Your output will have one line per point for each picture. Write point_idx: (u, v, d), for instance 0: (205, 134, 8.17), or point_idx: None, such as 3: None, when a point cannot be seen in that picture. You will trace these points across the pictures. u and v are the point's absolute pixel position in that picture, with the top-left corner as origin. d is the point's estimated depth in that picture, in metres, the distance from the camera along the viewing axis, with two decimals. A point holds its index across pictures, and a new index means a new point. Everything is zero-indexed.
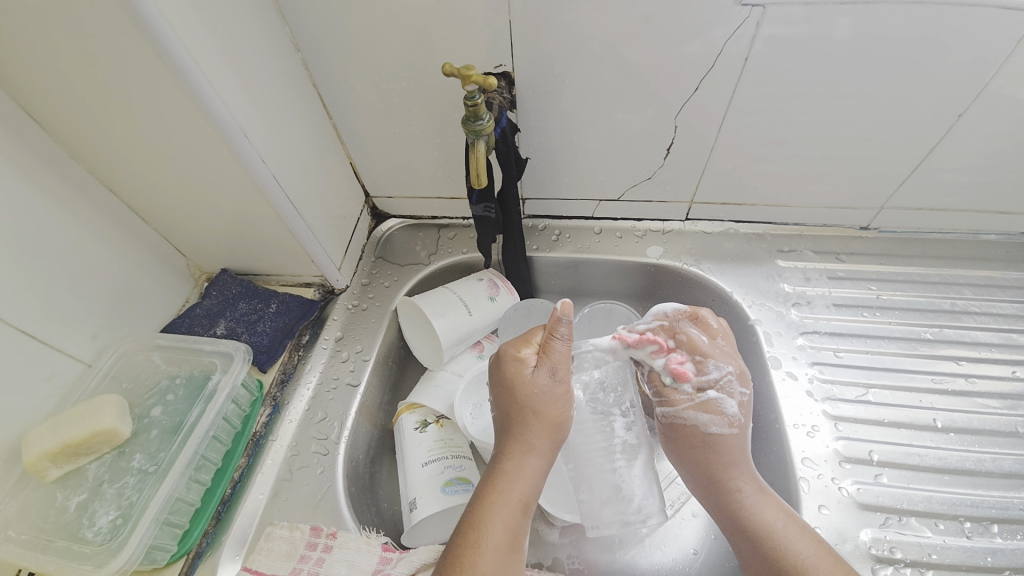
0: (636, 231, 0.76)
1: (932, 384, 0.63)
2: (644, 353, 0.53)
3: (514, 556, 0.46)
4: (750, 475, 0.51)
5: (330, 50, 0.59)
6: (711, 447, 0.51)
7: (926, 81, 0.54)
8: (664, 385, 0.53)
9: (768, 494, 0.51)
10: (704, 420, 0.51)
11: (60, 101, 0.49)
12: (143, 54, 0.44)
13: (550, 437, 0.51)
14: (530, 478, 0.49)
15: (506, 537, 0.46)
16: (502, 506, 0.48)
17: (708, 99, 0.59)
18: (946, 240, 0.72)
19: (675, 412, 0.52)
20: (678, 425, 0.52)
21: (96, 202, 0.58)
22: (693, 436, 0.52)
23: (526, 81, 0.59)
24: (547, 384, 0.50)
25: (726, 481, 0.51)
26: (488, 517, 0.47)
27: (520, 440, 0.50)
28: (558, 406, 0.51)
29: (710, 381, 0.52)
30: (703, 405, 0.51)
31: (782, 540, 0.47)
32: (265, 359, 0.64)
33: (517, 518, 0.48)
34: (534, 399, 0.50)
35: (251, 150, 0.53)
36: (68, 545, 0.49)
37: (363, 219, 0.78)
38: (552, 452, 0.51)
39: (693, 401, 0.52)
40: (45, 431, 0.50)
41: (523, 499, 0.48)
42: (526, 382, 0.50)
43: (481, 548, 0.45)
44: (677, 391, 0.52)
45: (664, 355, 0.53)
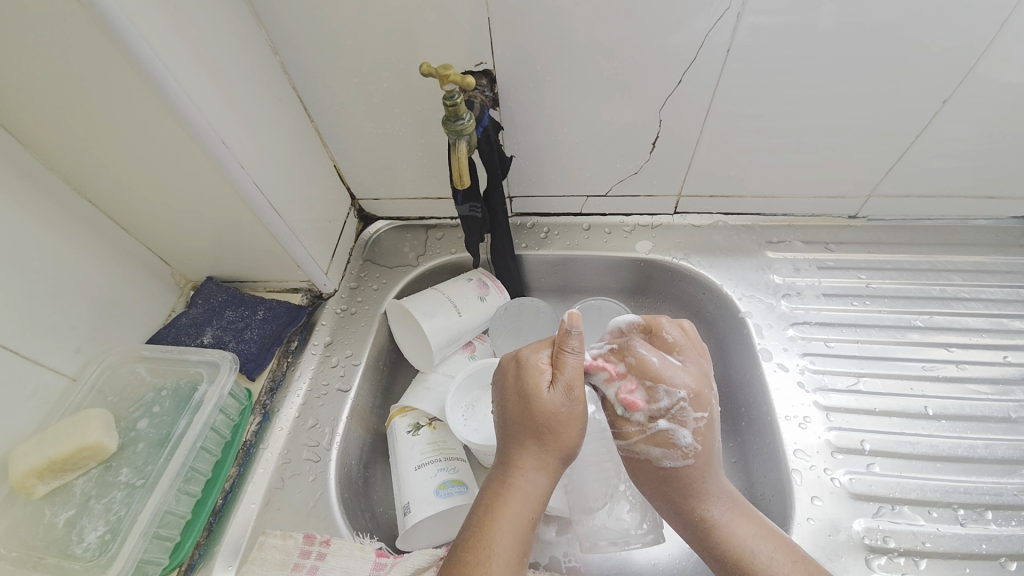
0: (625, 226, 0.76)
1: (923, 372, 0.63)
2: (595, 381, 0.52)
3: (520, 570, 0.46)
4: (725, 494, 0.50)
5: (309, 53, 0.58)
6: (671, 479, 0.49)
7: (911, 67, 0.54)
8: (615, 416, 0.51)
9: (745, 510, 0.50)
10: (658, 453, 0.49)
11: (33, 112, 0.48)
12: (114, 62, 0.43)
13: (562, 456, 0.50)
14: (538, 494, 0.49)
15: (514, 554, 0.46)
16: (512, 522, 0.47)
17: (692, 91, 0.58)
18: (934, 226, 0.72)
19: (628, 445, 0.51)
20: (634, 457, 0.51)
21: (75, 213, 0.57)
22: (651, 469, 0.50)
23: (507, 79, 0.59)
24: (564, 403, 0.49)
25: (697, 505, 0.49)
26: (497, 531, 0.46)
27: (531, 454, 0.49)
28: (577, 425, 0.49)
29: (661, 409, 0.49)
30: (654, 439, 0.49)
31: (753, 565, 0.46)
32: (253, 367, 0.63)
33: (524, 533, 0.47)
34: (551, 416, 0.49)
35: (230, 157, 0.52)
36: (58, 562, 0.48)
37: (349, 222, 0.77)
38: (563, 468, 0.50)
39: (644, 433, 0.49)
40: (30, 448, 0.50)
41: (532, 514, 0.48)
42: (541, 399, 0.49)
43: (492, 563, 0.44)
44: (629, 422, 0.50)
45: (615, 383, 0.51)
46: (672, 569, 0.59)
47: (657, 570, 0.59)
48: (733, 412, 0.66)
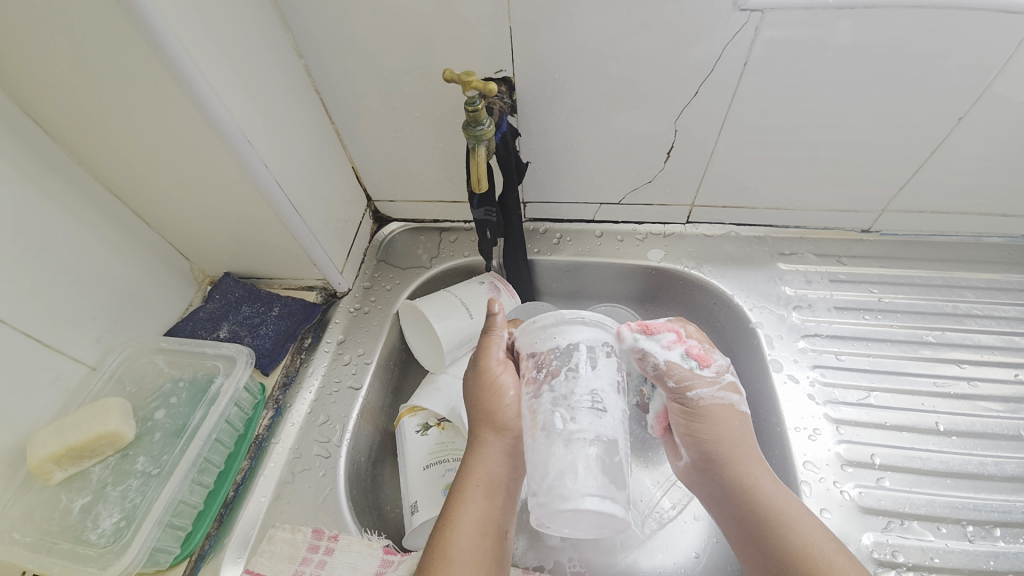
0: (638, 234, 0.76)
1: (934, 387, 0.63)
2: (664, 340, 0.55)
3: (486, 542, 0.48)
4: (761, 464, 0.53)
5: (333, 56, 0.59)
6: (736, 427, 0.54)
7: (927, 83, 0.54)
8: (687, 372, 0.54)
9: (784, 488, 0.51)
10: (730, 400, 0.54)
11: (66, 108, 0.50)
12: (148, 61, 0.45)
13: (495, 424, 0.53)
14: (485, 466, 0.52)
15: (474, 525, 0.48)
16: (470, 497, 0.50)
17: (708, 102, 0.59)
18: (947, 243, 0.72)
19: (707, 398, 0.54)
20: (709, 412, 0.54)
21: (99, 206, 0.59)
22: (723, 419, 0.54)
23: (525, 87, 0.60)
24: (479, 377, 0.56)
25: (735, 469, 0.52)
26: (458, 506, 0.49)
27: (474, 434, 0.54)
28: (498, 392, 0.54)
29: (723, 364, 0.56)
30: (727, 387, 0.54)
31: (790, 523, 0.48)
32: (267, 362, 0.64)
33: (484, 506, 0.50)
34: (473, 393, 0.55)
35: (254, 155, 0.54)
36: (72, 547, 0.49)
37: (364, 223, 0.78)
38: (510, 441, 0.53)
39: (718, 383, 0.54)
40: (50, 434, 0.51)
41: (483, 485, 0.51)
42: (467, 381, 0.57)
43: (450, 534, 0.47)
44: (702, 376, 0.54)
45: (684, 343, 0.55)
46: None
47: None
48: None
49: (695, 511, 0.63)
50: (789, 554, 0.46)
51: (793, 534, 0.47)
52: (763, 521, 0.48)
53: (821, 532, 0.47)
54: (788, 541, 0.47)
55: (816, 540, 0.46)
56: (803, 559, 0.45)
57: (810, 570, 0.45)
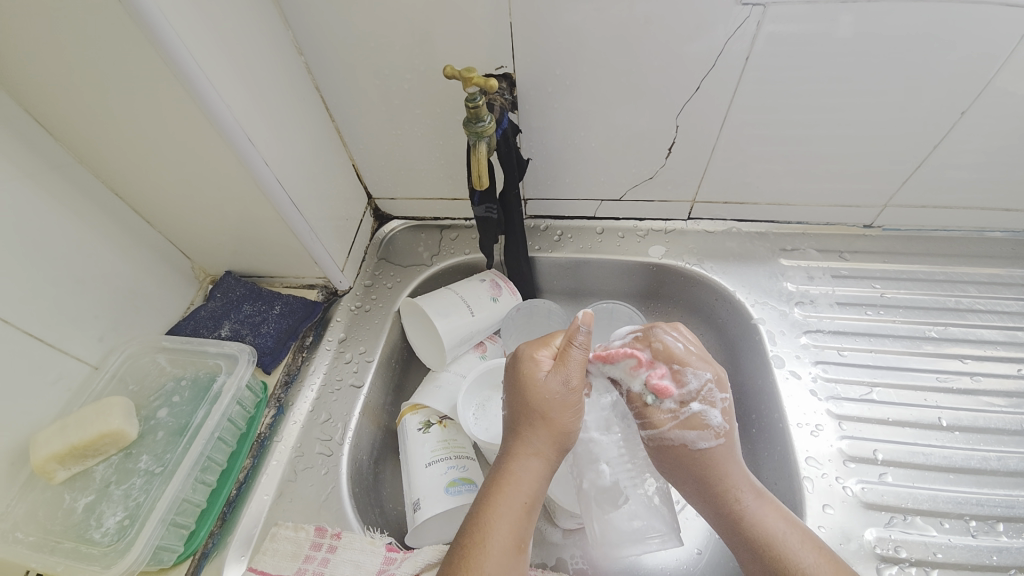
0: (638, 230, 0.76)
1: (937, 383, 0.63)
2: (620, 371, 0.54)
3: (519, 558, 0.47)
4: (750, 484, 0.51)
5: (333, 54, 0.59)
6: (703, 462, 0.51)
7: (930, 77, 0.54)
8: (644, 407, 0.53)
9: (771, 502, 0.50)
10: (692, 436, 0.51)
11: (66, 106, 0.50)
12: (148, 59, 0.44)
13: (555, 443, 0.52)
14: (535, 481, 0.50)
15: (511, 540, 0.47)
16: (509, 509, 0.48)
17: (709, 98, 0.59)
18: (950, 237, 0.71)
19: (661, 434, 0.52)
20: (667, 446, 0.52)
21: (100, 205, 0.58)
22: (683, 455, 0.52)
23: (526, 83, 0.60)
24: (560, 391, 0.51)
25: (719, 492, 0.51)
26: (494, 518, 0.47)
27: (526, 444, 0.51)
28: (570, 413, 0.52)
29: (690, 392, 0.52)
30: (688, 422, 0.51)
31: (785, 549, 0.47)
32: (269, 360, 0.65)
33: (523, 521, 0.48)
34: (543, 404, 0.51)
35: (255, 153, 0.54)
36: (76, 546, 0.49)
37: (365, 221, 0.78)
38: (555, 457, 0.52)
39: (677, 418, 0.52)
40: (53, 433, 0.51)
41: (528, 500, 0.49)
42: (537, 387, 0.52)
43: (487, 548, 0.46)
44: (659, 409, 0.52)
45: (643, 371, 0.53)
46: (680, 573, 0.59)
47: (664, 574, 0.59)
48: (744, 419, 0.66)
49: None
50: None
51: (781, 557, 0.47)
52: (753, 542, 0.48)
53: (811, 549, 0.47)
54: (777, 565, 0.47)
55: (812, 571, 0.45)
56: None
57: None
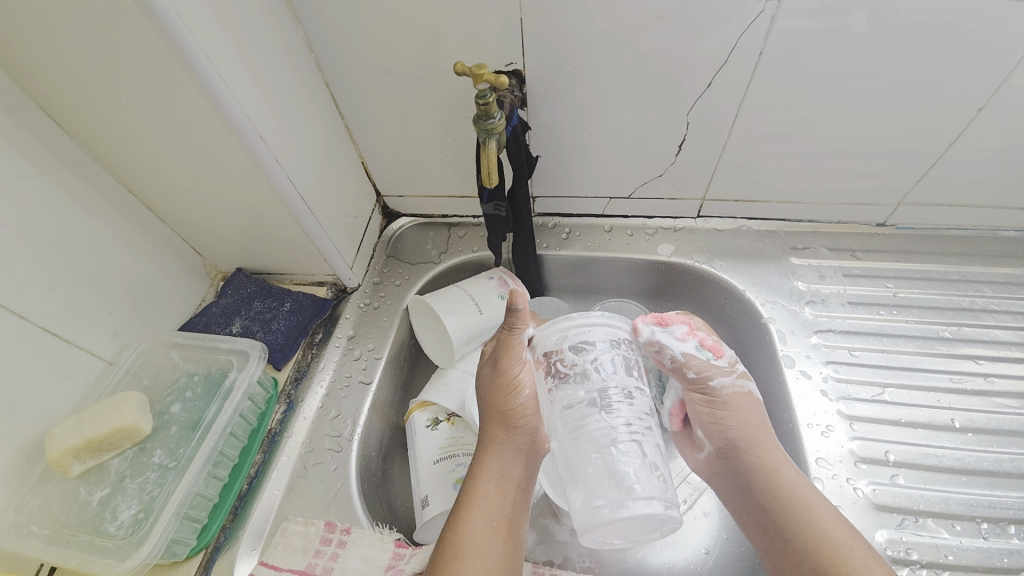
0: (647, 228, 0.76)
1: (950, 384, 0.62)
2: (679, 331, 0.56)
3: (496, 538, 0.48)
4: (779, 454, 0.53)
5: (343, 52, 0.60)
6: (754, 413, 0.55)
7: (948, 72, 0.53)
8: (704, 363, 0.55)
9: (801, 475, 0.51)
10: (749, 387, 0.56)
11: (80, 103, 0.51)
12: (161, 56, 0.45)
13: (504, 423, 0.53)
14: (494, 462, 0.52)
15: (482, 519, 0.49)
16: (475, 492, 0.50)
17: (721, 94, 0.58)
18: (964, 236, 0.70)
19: (725, 388, 0.55)
20: (731, 400, 0.55)
21: (113, 201, 0.59)
22: (744, 407, 0.55)
23: (536, 81, 0.59)
24: (490, 372, 0.55)
25: (755, 460, 0.52)
26: (466, 501, 0.50)
27: (485, 431, 0.54)
28: (511, 393, 0.53)
29: (734, 352, 0.57)
30: (742, 375, 0.56)
31: (809, 515, 0.48)
32: (280, 357, 0.65)
33: (495, 503, 0.50)
34: (485, 390, 0.55)
35: (266, 151, 0.54)
36: (92, 539, 0.50)
37: (374, 218, 0.78)
38: (515, 439, 0.53)
39: (734, 373, 0.56)
40: (69, 427, 0.51)
41: (489, 482, 0.51)
42: (481, 377, 0.56)
43: (458, 528, 0.48)
44: (718, 367, 0.55)
45: (698, 333, 0.56)
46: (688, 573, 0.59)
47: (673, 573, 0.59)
48: None
49: (704, 508, 0.63)
50: (802, 543, 0.47)
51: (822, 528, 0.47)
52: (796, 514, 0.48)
53: (835, 520, 0.48)
54: (800, 533, 0.48)
55: (835, 537, 0.46)
56: (817, 550, 0.46)
57: (824, 560, 0.46)
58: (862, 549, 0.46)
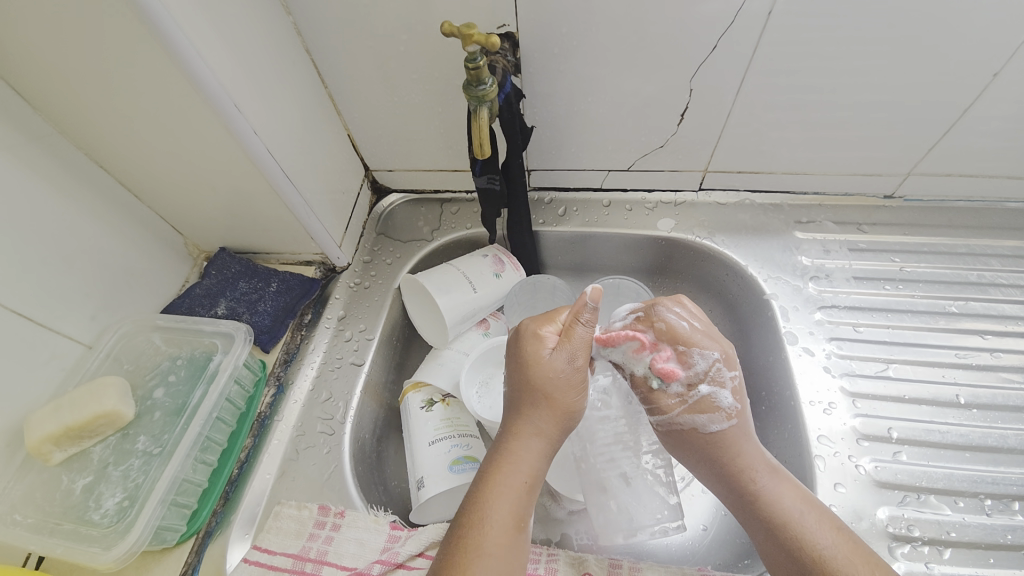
0: (647, 203, 0.73)
1: (956, 359, 0.61)
2: (623, 353, 0.53)
3: (520, 537, 0.46)
4: (764, 462, 0.50)
5: (323, 14, 0.55)
6: (714, 444, 0.51)
7: (971, 34, 0.50)
8: (651, 391, 0.53)
9: (788, 480, 0.49)
10: (702, 419, 0.51)
11: (37, 68, 0.47)
12: (122, 15, 0.41)
13: (559, 422, 0.50)
14: (536, 460, 0.49)
15: (512, 518, 0.46)
16: (510, 490, 0.47)
17: (727, 59, 0.54)
18: (973, 208, 0.68)
19: (671, 419, 0.52)
20: (677, 430, 0.52)
21: (83, 178, 0.56)
22: (696, 438, 0.51)
23: (530, 45, 0.56)
24: (566, 368, 0.50)
25: (739, 475, 0.50)
26: (494, 497, 0.46)
27: (530, 422, 0.50)
28: (570, 392, 0.51)
29: (698, 374, 0.51)
30: (697, 405, 0.51)
31: (799, 528, 0.46)
32: (265, 339, 0.63)
33: (524, 501, 0.47)
34: (543, 380, 0.50)
35: (243, 121, 0.51)
36: (76, 527, 0.49)
37: (362, 194, 0.75)
38: (558, 438, 0.51)
39: (685, 402, 0.51)
40: (46, 415, 0.50)
41: (527, 480, 0.48)
42: (543, 363, 0.50)
43: (486, 528, 0.44)
44: (666, 393, 0.52)
45: (646, 354, 0.52)
46: (687, 550, 0.59)
47: (672, 550, 0.59)
48: (753, 396, 0.65)
49: (702, 486, 0.63)
50: (792, 556, 0.46)
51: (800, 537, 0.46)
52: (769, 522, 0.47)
53: (829, 530, 0.46)
54: (790, 546, 0.46)
55: (828, 551, 0.45)
56: (809, 565, 0.45)
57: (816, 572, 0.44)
58: (858, 558, 0.44)
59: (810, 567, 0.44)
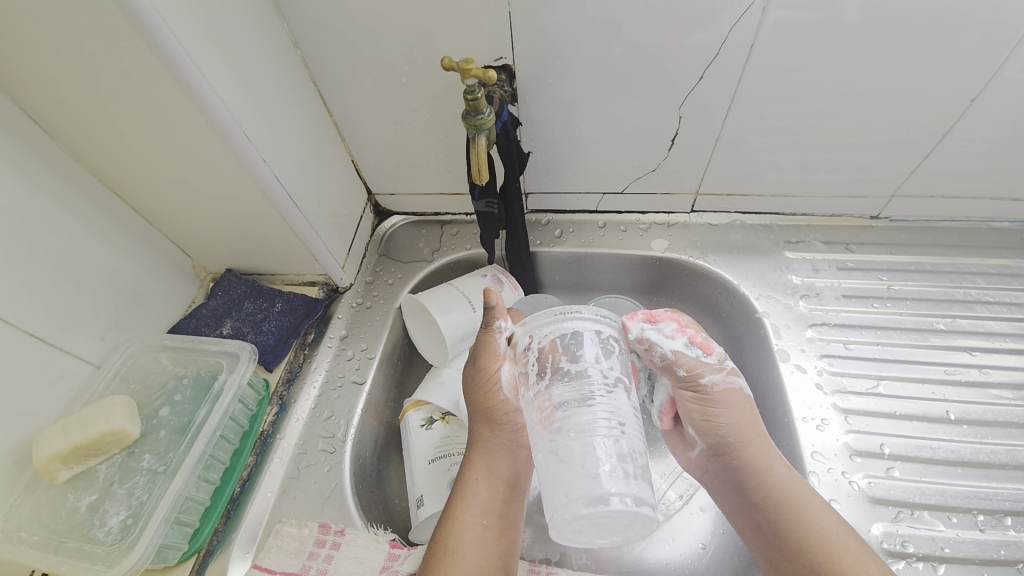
0: (641, 224, 0.75)
1: (945, 376, 0.62)
2: (669, 327, 0.54)
3: (490, 534, 0.48)
4: (771, 449, 0.52)
5: (330, 48, 0.59)
6: (742, 409, 0.53)
7: (942, 64, 0.53)
8: (694, 360, 0.53)
9: (791, 469, 0.51)
10: (740, 382, 0.55)
11: (59, 101, 0.49)
12: (141, 54, 0.44)
13: (490, 420, 0.53)
14: (485, 460, 0.52)
15: (475, 517, 0.49)
16: (467, 493, 0.50)
17: (713, 88, 0.57)
18: (957, 228, 0.70)
19: (715, 386, 0.53)
20: (722, 399, 0.53)
21: (98, 203, 0.58)
22: (732, 402, 0.53)
23: (526, 75, 0.59)
24: (470, 373, 0.55)
25: (750, 454, 0.51)
26: (459, 502, 0.50)
27: (476, 431, 0.54)
28: (488, 390, 0.53)
29: (723, 349, 0.55)
30: (732, 372, 0.54)
31: (805, 509, 0.48)
32: (270, 359, 0.65)
33: (486, 500, 0.50)
34: (466, 389, 0.55)
35: (251, 149, 0.53)
36: (80, 545, 0.49)
37: (365, 217, 0.78)
38: (500, 434, 0.53)
39: (723, 370, 0.54)
40: (55, 433, 0.51)
41: (482, 479, 0.51)
42: (461, 375, 0.57)
43: (451, 530, 0.48)
44: (708, 364, 0.53)
45: (688, 330, 0.54)
46: (685, 569, 0.59)
47: (670, 569, 0.59)
48: None
49: (701, 503, 0.63)
50: (799, 537, 0.47)
51: (807, 523, 0.47)
52: (772, 506, 0.49)
53: (829, 512, 0.48)
54: (798, 527, 0.47)
55: (828, 529, 0.46)
56: (815, 544, 0.46)
57: (822, 554, 0.45)
58: (850, 536, 0.47)
59: (815, 548, 0.46)
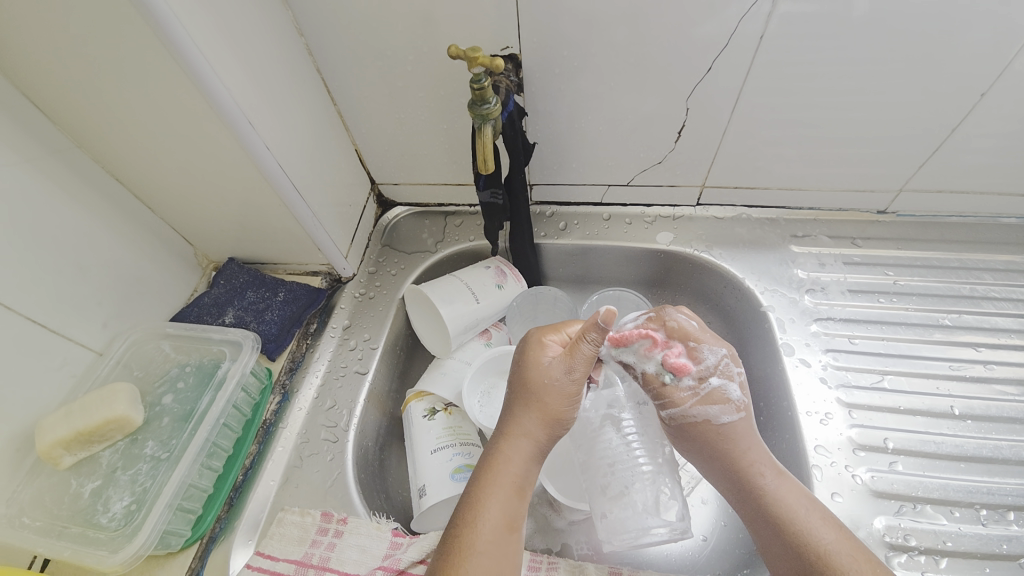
0: (646, 217, 0.75)
1: (950, 371, 0.62)
2: (636, 350, 0.54)
3: (512, 537, 0.48)
4: (768, 463, 0.51)
5: (334, 36, 0.58)
6: (726, 436, 0.52)
7: (953, 57, 0.52)
8: (662, 386, 0.54)
9: (790, 480, 0.51)
10: (714, 411, 0.52)
11: (62, 86, 0.49)
12: (144, 39, 0.43)
13: (546, 425, 0.52)
14: (523, 461, 0.51)
15: (504, 518, 0.48)
16: (498, 490, 0.49)
17: (720, 80, 0.57)
18: (965, 224, 0.70)
19: (683, 413, 0.53)
20: (689, 423, 0.53)
21: (100, 190, 0.58)
22: (707, 431, 0.52)
23: (532, 65, 0.58)
24: (560, 376, 0.52)
25: (745, 471, 0.51)
26: (486, 498, 0.48)
27: (521, 427, 0.52)
28: (563, 398, 0.52)
29: (709, 368, 0.53)
30: (709, 397, 0.52)
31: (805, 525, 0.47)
32: (273, 348, 0.64)
33: (514, 502, 0.49)
34: (539, 386, 0.53)
35: (256, 137, 0.53)
36: (84, 531, 0.49)
37: (369, 207, 0.77)
38: (546, 441, 0.53)
39: (698, 395, 0.53)
40: (58, 419, 0.51)
41: (517, 481, 0.50)
42: (541, 368, 0.53)
43: (477, 526, 0.47)
44: (678, 387, 0.53)
45: (658, 351, 0.54)
46: (687, 560, 0.59)
47: (671, 561, 0.59)
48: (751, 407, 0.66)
49: (703, 495, 0.63)
50: (797, 553, 0.47)
51: (803, 541, 0.47)
52: (769, 521, 0.49)
53: (830, 528, 0.47)
54: (796, 543, 0.47)
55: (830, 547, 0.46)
56: (815, 563, 0.45)
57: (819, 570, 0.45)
58: (857, 555, 0.45)
59: (815, 566, 0.45)
